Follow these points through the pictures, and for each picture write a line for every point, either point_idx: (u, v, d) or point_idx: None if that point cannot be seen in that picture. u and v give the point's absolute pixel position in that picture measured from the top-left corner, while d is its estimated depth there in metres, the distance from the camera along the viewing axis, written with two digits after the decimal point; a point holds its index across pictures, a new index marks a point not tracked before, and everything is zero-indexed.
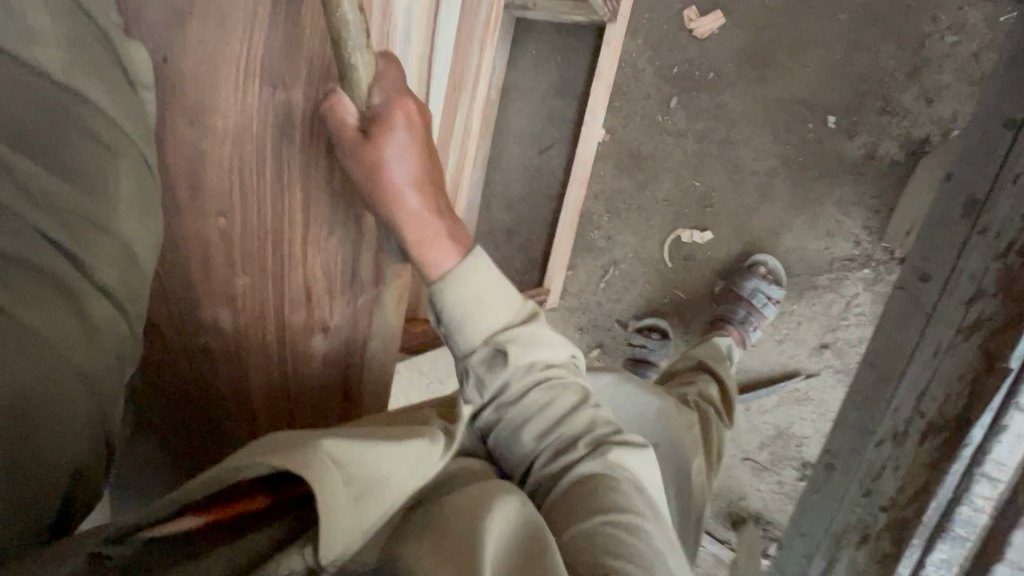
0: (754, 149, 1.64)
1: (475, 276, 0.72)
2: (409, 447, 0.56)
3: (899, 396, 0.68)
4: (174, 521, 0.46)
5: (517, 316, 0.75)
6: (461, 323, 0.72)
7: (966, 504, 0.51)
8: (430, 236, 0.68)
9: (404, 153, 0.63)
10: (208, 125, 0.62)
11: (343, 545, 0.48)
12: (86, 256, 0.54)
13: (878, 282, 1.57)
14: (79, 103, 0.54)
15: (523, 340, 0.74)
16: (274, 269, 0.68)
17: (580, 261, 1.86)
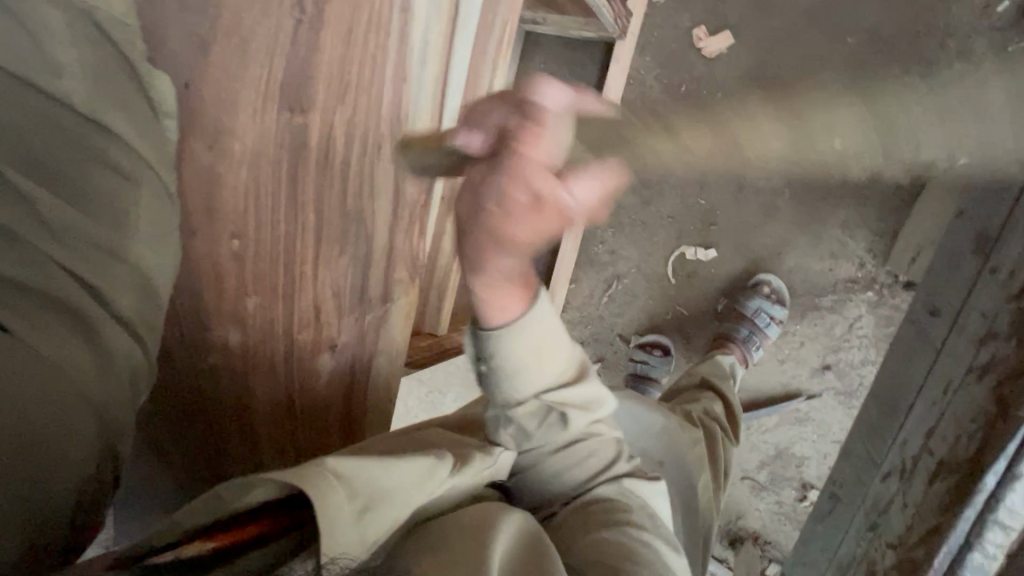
0: (759, 169, 1.65)
1: (540, 332, 0.69)
2: (414, 463, 0.56)
3: (906, 430, 0.69)
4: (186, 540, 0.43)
5: (570, 372, 0.74)
6: (513, 376, 0.70)
7: (978, 550, 0.49)
8: (492, 281, 0.62)
9: (443, 182, 0.60)
10: (226, 150, 0.62)
11: (351, 549, 0.47)
12: (104, 284, 0.54)
13: (881, 305, 1.58)
14: (102, 135, 0.57)
15: (580, 401, 0.74)
16: (285, 288, 0.68)
17: (583, 275, 1.87)
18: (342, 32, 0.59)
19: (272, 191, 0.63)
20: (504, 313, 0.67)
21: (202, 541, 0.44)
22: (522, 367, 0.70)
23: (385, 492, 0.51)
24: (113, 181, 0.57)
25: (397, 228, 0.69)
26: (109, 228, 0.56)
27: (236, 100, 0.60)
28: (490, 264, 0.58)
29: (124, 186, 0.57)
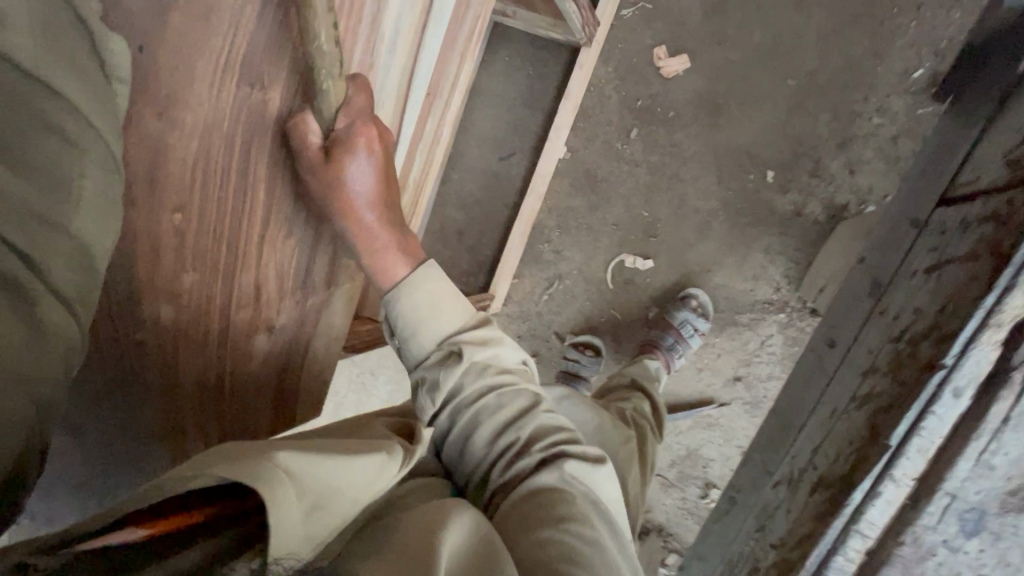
0: (700, 189, 1.75)
1: (429, 283, 0.80)
2: (366, 462, 0.55)
3: (798, 445, 0.78)
4: (116, 531, 0.43)
5: (464, 324, 0.82)
6: (416, 333, 0.80)
7: (841, 554, 0.58)
8: (376, 248, 0.74)
9: (362, 171, 0.68)
10: (178, 118, 0.56)
11: (288, 551, 0.47)
12: (47, 261, 0.46)
13: (790, 326, 1.74)
14: (26, 80, 0.44)
15: (474, 340, 0.81)
16: (227, 268, 0.65)
17: (526, 271, 1.93)
18: None
19: (220, 166, 0.60)
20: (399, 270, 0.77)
21: (135, 533, 0.44)
22: (415, 317, 0.79)
23: (333, 488, 0.51)
24: (55, 141, 0.45)
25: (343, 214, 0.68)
26: (51, 195, 0.45)
27: (191, 65, 0.55)
28: (361, 228, 0.71)
29: (66, 153, 0.46)
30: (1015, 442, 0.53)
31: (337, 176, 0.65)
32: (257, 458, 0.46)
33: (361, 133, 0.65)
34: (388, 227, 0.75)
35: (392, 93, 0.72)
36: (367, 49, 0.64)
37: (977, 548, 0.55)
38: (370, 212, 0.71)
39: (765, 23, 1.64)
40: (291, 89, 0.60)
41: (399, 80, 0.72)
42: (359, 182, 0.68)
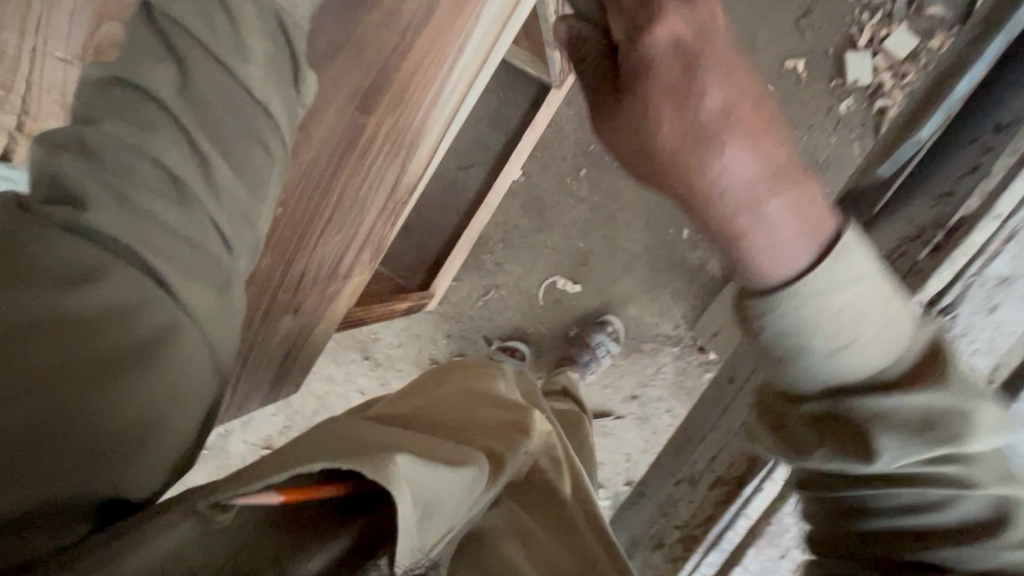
0: (629, 232, 2.04)
1: (844, 295, 0.52)
2: (463, 474, 0.51)
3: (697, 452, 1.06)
4: (262, 495, 0.44)
5: (885, 344, 0.53)
6: (828, 361, 0.53)
7: (731, 529, 0.86)
8: (767, 237, 0.52)
9: (732, 125, 0.52)
10: (309, 134, 0.77)
11: (415, 548, 0.48)
12: (238, 248, 0.59)
13: (682, 358, 2.07)
14: (264, 117, 0.63)
15: (926, 410, 0.52)
16: (290, 252, 0.81)
17: (467, 276, 2.11)
18: (410, 68, 0.79)
19: (320, 178, 0.79)
20: (782, 269, 0.53)
21: (276, 497, 0.45)
22: (813, 327, 0.52)
23: (440, 502, 0.49)
24: (265, 158, 0.62)
25: (382, 219, 0.85)
26: (253, 194, 0.60)
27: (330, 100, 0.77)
28: (755, 217, 0.52)
29: (266, 166, 0.62)
30: None
31: (685, 106, 0.52)
32: (382, 459, 0.46)
33: (712, 83, 0.51)
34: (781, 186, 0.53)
35: (444, 118, 0.83)
36: (435, 91, 0.80)
37: None
38: (730, 153, 0.51)
39: None
40: (379, 128, 0.80)
41: (451, 109, 0.83)
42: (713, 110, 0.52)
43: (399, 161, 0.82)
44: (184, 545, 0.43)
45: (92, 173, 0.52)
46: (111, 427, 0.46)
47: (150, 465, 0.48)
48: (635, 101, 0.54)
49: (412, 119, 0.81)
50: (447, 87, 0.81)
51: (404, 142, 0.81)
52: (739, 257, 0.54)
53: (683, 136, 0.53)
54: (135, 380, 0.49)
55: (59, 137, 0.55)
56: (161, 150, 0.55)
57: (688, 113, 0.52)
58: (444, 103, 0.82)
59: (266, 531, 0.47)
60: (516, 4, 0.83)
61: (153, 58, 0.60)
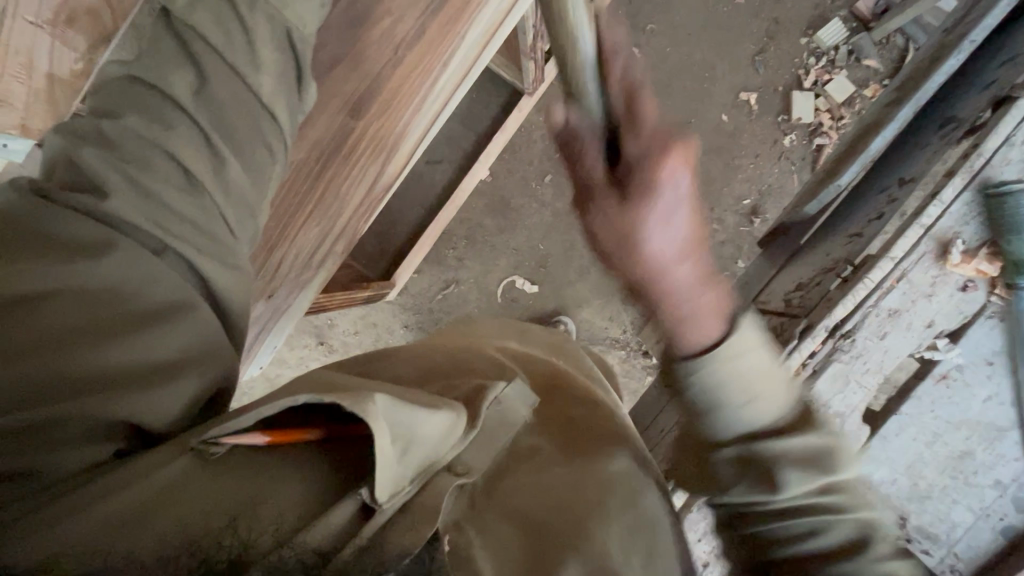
0: (587, 240, 2.13)
1: (746, 354, 0.61)
2: (438, 417, 0.55)
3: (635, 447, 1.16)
4: (247, 434, 0.52)
5: (782, 415, 0.62)
6: (716, 412, 0.62)
7: None
8: (693, 318, 0.61)
9: (669, 217, 0.59)
10: (302, 136, 0.85)
11: (394, 488, 0.51)
12: (238, 231, 0.70)
13: (627, 361, 2.17)
14: (267, 121, 0.75)
15: (805, 452, 0.60)
16: (279, 233, 0.85)
17: (429, 269, 2.17)
18: (394, 79, 0.87)
19: (311, 172, 0.86)
20: (705, 335, 0.62)
21: (258, 437, 0.52)
22: (721, 384, 0.61)
23: (420, 434, 0.53)
24: (265, 156, 0.74)
25: (358, 214, 0.90)
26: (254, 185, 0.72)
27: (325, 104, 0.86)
28: (688, 292, 0.61)
29: (270, 163, 0.74)
30: None
31: (646, 233, 0.59)
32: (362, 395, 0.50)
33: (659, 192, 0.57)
34: (705, 283, 0.62)
35: (423, 125, 0.92)
36: (419, 100, 0.89)
37: None
38: (687, 260, 0.61)
39: None
40: (365, 131, 0.87)
41: (431, 117, 0.92)
42: (655, 219, 0.58)
43: (378, 160, 0.89)
44: (179, 481, 0.51)
45: (115, 160, 0.64)
46: (141, 365, 0.57)
47: (165, 405, 0.57)
48: (614, 207, 0.59)
49: (396, 124, 0.88)
50: (429, 97, 0.90)
51: (386, 144, 0.89)
52: (675, 339, 0.63)
53: (630, 230, 0.59)
54: (146, 331, 0.58)
55: (84, 132, 0.67)
56: (184, 147, 0.67)
57: (640, 233, 0.59)
58: (425, 110, 0.90)
59: (258, 471, 0.53)
60: (496, 30, 0.93)
61: (176, 68, 0.73)
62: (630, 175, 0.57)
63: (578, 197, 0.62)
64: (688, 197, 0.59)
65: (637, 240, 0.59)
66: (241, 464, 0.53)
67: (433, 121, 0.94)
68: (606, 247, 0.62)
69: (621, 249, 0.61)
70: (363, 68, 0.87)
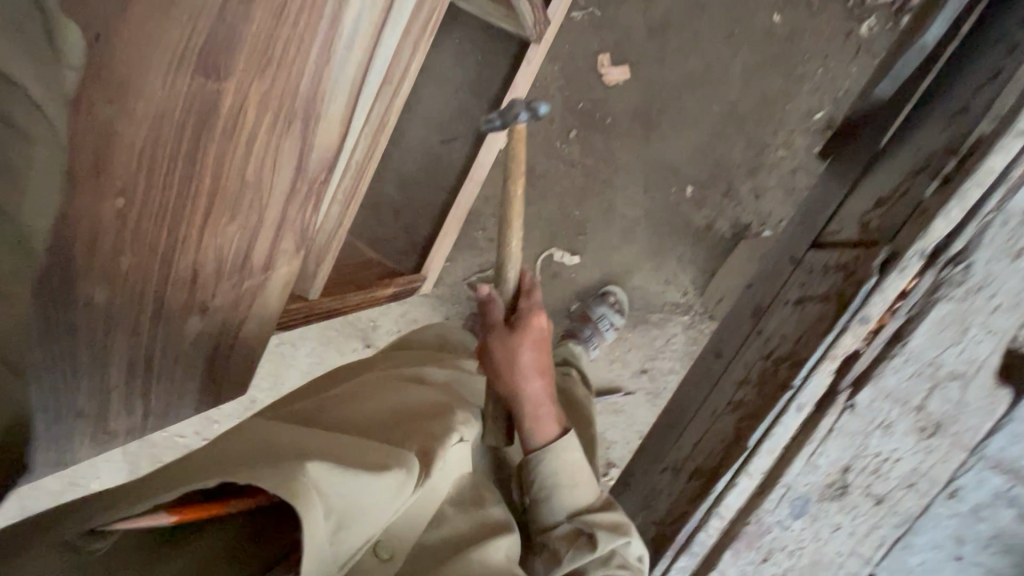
0: (627, 196, 1.83)
1: (572, 449, 0.87)
2: (380, 484, 0.59)
3: (684, 438, 0.93)
4: (147, 516, 0.53)
5: (593, 500, 0.86)
6: (546, 499, 0.85)
7: (703, 530, 0.72)
8: (539, 412, 0.86)
9: (534, 354, 0.86)
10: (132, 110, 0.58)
11: (320, 574, 0.54)
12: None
13: (693, 328, 1.85)
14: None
15: (607, 522, 0.82)
16: (164, 248, 0.65)
17: (461, 256, 2.03)
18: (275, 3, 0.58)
19: (191, 148, 0.61)
20: (548, 431, 0.87)
21: (165, 517, 0.53)
22: (552, 474, 0.85)
23: (356, 509, 0.57)
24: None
25: (291, 203, 0.72)
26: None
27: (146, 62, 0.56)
28: (532, 400, 0.86)
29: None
30: (885, 444, 0.66)
31: (517, 357, 0.85)
32: (291, 469, 0.53)
33: (526, 338, 0.85)
34: (550, 400, 0.88)
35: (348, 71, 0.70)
36: (323, 38, 0.62)
37: (801, 526, 0.70)
38: (538, 384, 0.86)
39: (699, 47, 1.73)
40: (251, 90, 0.61)
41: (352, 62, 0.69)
42: (530, 361, 0.85)
43: (293, 133, 0.67)
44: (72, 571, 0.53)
45: None
46: None
47: None
48: (505, 343, 0.85)
49: (295, 76, 0.63)
50: (342, 31, 0.63)
51: (295, 109, 0.65)
52: (528, 428, 0.87)
53: (518, 365, 0.85)
54: None
55: None
56: None
57: (516, 362, 0.85)
58: (340, 55, 0.66)
59: (161, 555, 0.56)
60: None
61: None
62: (518, 335, 0.85)
63: (482, 326, 0.87)
64: (540, 340, 0.87)
65: (510, 364, 0.85)
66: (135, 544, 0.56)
67: (362, 67, 0.73)
68: (500, 382, 0.86)
69: (509, 369, 0.85)
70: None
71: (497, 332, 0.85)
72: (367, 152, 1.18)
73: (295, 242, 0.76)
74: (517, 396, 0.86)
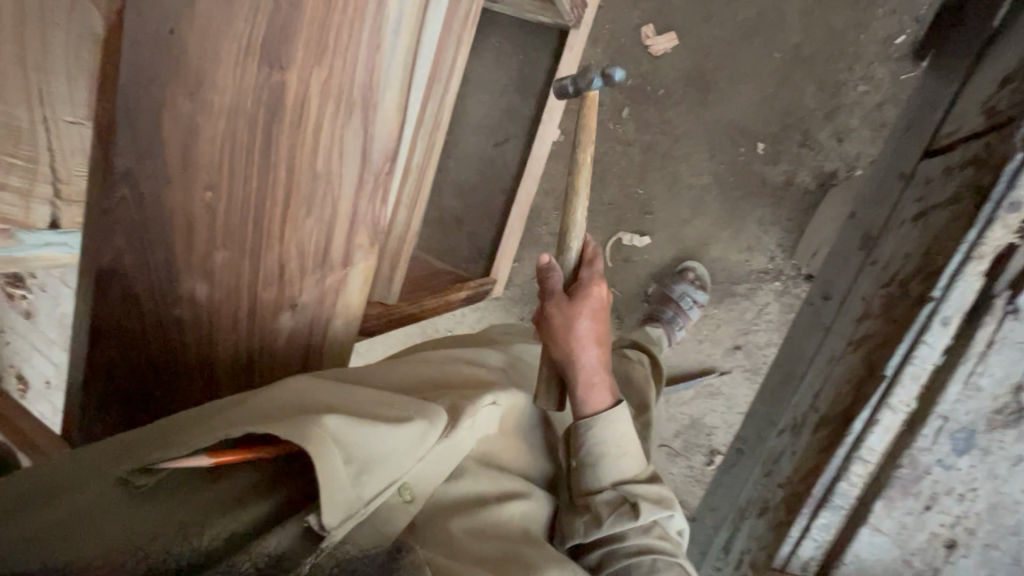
0: (692, 165, 1.73)
1: (622, 423, 0.84)
2: (405, 432, 0.60)
3: (800, 392, 0.83)
4: (188, 457, 0.52)
5: (638, 474, 0.83)
6: (595, 465, 0.82)
7: (844, 480, 0.65)
8: (592, 382, 0.84)
9: (591, 323, 0.84)
10: (207, 102, 0.56)
11: (344, 515, 0.52)
12: None
13: (786, 294, 1.70)
14: None
15: (651, 496, 0.81)
16: (254, 244, 0.66)
17: (527, 254, 2.00)
18: None
19: (265, 141, 0.61)
20: (600, 403, 0.84)
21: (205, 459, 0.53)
22: (603, 446, 0.82)
23: (379, 457, 0.57)
24: None
25: (361, 194, 0.75)
26: None
27: (217, 51, 0.54)
28: (585, 369, 0.84)
29: None
30: None
31: (571, 324, 0.84)
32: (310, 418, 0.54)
33: (585, 307, 0.84)
34: (604, 371, 0.86)
35: (402, 51, 0.68)
36: (373, 20, 0.62)
37: (969, 464, 0.62)
38: (593, 354, 0.84)
39: None
40: (314, 80, 0.62)
41: (406, 45, 0.68)
42: (586, 329, 0.84)
43: (354, 119, 0.68)
44: (111, 503, 0.52)
45: None
46: None
47: None
48: (562, 309, 0.84)
49: (352, 63, 0.64)
50: (389, 15, 0.64)
51: (354, 97, 0.66)
52: (580, 398, 0.85)
53: (573, 333, 0.84)
54: None
55: None
56: None
57: (572, 329, 0.84)
58: (392, 40, 0.65)
59: (193, 493, 0.55)
60: None
61: None
62: (578, 303, 0.84)
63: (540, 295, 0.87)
64: (599, 309, 0.86)
65: (565, 331, 0.84)
66: (174, 491, 0.54)
67: (412, 51, 0.70)
68: (556, 348, 0.85)
69: (565, 336, 0.84)
70: None
71: (555, 299, 0.85)
72: (425, 154, 1.21)
73: (368, 232, 0.79)
74: (571, 364, 0.84)
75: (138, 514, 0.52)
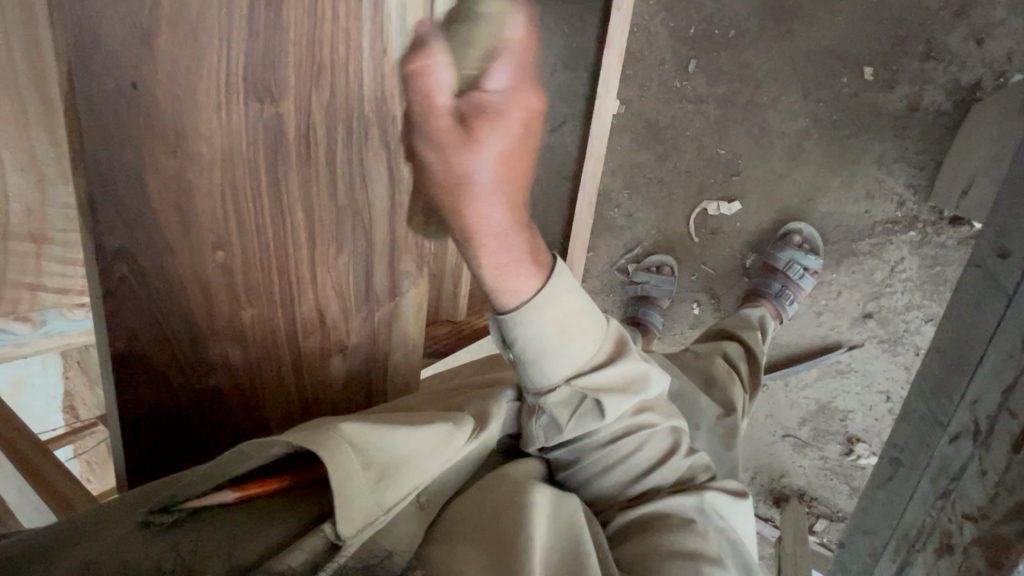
0: (783, 109, 1.46)
1: (559, 302, 0.66)
2: (429, 433, 0.57)
3: (977, 386, 0.63)
4: (214, 492, 0.48)
5: (598, 357, 0.69)
6: (540, 361, 0.67)
7: None
8: (509, 264, 0.64)
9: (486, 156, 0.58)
10: (196, 155, 0.50)
11: (362, 523, 0.49)
12: None
13: (925, 244, 1.41)
14: None
15: (617, 382, 0.69)
16: (283, 295, 0.61)
17: (601, 242, 1.74)
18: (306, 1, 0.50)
19: (273, 187, 0.55)
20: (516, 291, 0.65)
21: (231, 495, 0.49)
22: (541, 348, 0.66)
23: (402, 463, 0.53)
24: None
25: (396, 219, 0.66)
26: None
27: (194, 95, 0.48)
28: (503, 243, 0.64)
29: None
30: None
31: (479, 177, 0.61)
32: (327, 427, 0.49)
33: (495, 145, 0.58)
34: (516, 235, 0.64)
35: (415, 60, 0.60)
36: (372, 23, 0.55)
37: None
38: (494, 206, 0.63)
39: None
40: (317, 108, 0.55)
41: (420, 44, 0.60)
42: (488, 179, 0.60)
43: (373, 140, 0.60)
44: (130, 543, 0.45)
45: None
46: None
47: None
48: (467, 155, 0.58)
49: (356, 77, 0.56)
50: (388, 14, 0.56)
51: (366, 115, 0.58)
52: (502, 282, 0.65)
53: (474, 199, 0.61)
54: None
55: None
56: None
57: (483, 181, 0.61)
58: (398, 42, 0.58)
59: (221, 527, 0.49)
60: None
61: None
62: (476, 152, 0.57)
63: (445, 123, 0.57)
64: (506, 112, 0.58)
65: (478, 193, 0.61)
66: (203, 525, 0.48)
67: None
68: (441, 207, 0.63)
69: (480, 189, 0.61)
70: (241, 17, 0.48)
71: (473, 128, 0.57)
72: None
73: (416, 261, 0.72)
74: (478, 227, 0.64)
75: (157, 549, 0.46)
